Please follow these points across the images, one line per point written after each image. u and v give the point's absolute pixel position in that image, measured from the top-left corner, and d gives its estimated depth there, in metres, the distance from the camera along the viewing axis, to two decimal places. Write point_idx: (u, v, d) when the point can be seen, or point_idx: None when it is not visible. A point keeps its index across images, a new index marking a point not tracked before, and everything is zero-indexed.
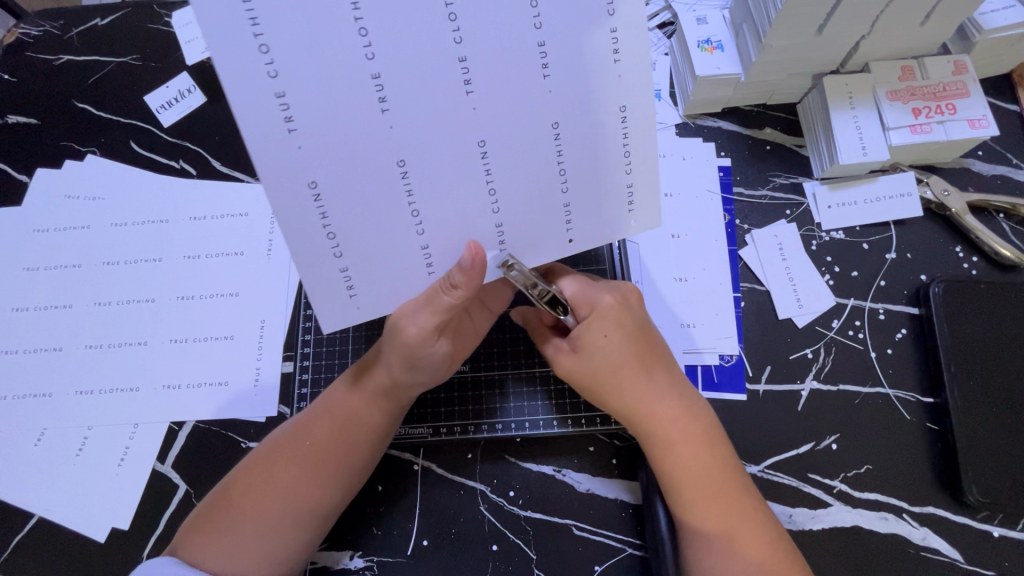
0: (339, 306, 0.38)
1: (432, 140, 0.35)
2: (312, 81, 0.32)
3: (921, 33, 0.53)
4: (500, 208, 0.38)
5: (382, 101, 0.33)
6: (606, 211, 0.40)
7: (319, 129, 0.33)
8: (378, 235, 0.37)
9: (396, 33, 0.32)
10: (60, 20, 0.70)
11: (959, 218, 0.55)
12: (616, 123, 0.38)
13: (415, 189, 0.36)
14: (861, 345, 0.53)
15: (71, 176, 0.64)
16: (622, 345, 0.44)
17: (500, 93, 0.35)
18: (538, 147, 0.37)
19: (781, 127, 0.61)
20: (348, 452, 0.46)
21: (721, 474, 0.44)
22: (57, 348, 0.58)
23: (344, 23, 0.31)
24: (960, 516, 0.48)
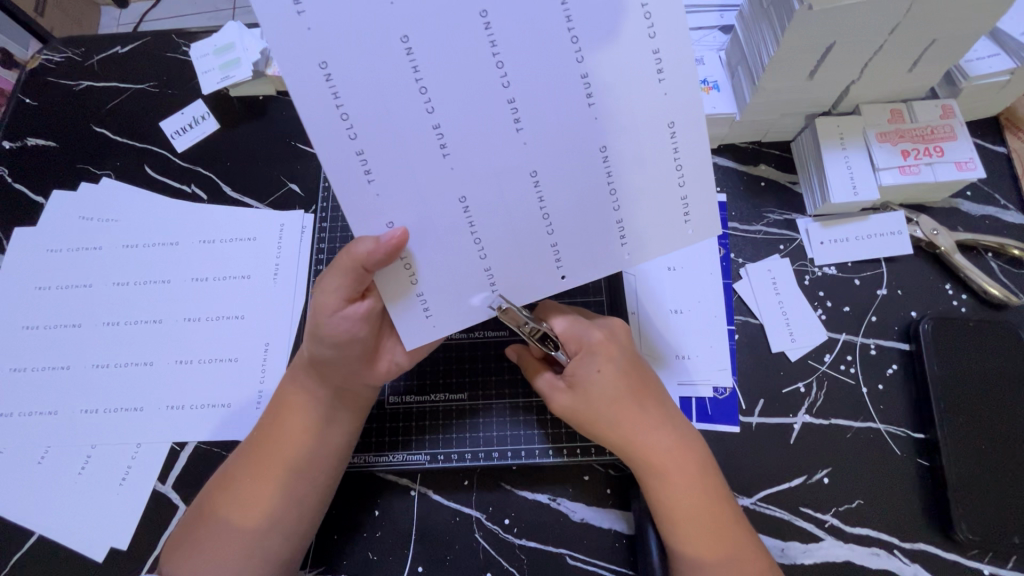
0: (417, 326, 0.41)
1: (490, 174, 0.38)
2: (383, 137, 0.37)
3: (909, 78, 0.55)
4: (555, 230, 0.40)
5: (443, 147, 0.37)
6: (662, 222, 0.41)
7: (393, 178, 0.38)
8: (448, 261, 0.40)
9: (448, 75, 0.36)
10: (81, 47, 0.73)
11: (948, 257, 0.57)
12: (668, 138, 0.38)
13: (476, 221, 0.39)
14: (853, 379, 0.54)
15: (86, 198, 0.66)
16: (615, 378, 0.46)
17: (548, 124, 0.38)
18: (590, 166, 0.39)
19: (775, 164, 0.63)
20: (297, 451, 0.47)
21: (714, 497, 0.44)
22: (65, 366, 0.59)
23: (406, 81, 0.36)
24: (951, 553, 0.49)
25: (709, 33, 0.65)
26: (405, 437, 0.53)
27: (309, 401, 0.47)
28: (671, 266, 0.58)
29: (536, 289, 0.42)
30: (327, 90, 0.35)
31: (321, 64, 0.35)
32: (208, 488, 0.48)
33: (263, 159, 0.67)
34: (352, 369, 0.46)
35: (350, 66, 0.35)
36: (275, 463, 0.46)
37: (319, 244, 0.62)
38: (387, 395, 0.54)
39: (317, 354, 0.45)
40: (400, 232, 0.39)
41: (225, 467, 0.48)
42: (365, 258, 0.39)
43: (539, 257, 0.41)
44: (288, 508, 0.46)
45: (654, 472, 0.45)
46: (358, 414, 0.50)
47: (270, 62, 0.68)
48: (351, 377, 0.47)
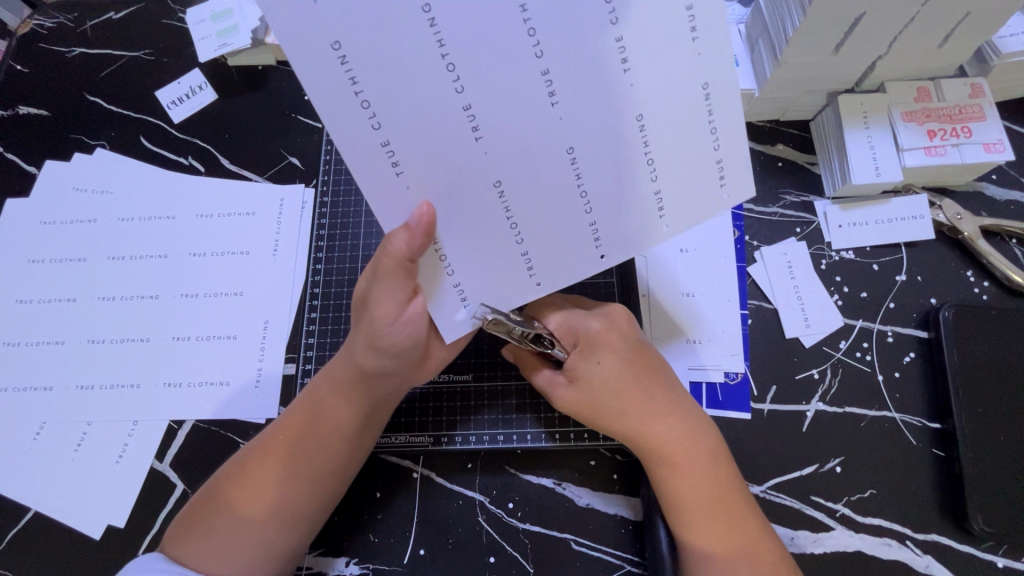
0: (455, 316, 0.40)
1: (524, 156, 0.37)
2: (410, 124, 0.35)
3: (939, 54, 0.53)
4: (593, 209, 0.38)
5: (475, 130, 0.35)
6: (698, 194, 0.39)
7: (420, 164, 0.36)
8: (483, 248, 0.39)
9: (473, 46, 0.33)
10: (73, 12, 0.71)
11: (971, 243, 0.55)
12: (702, 106, 0.36)
13: (511, 205, 0.38)
14: (868, 367, 0.53)
15: (80, 169, 0.64)
16: (618, 371, 0.44)
17: (584, 97, 0.35)
18: (629, 142, 0.37)
19: (794, 144, 0.60)
20: (326, 452, 0.46)
21: (727, 486, 0.43)
22: (59, 342, 0.58)
23: (432, 59, 0.33)
24: (964, 545, 0.48)
25: (728, 6, 0.62)
26: (408, 419, 0.51)
27: (343, 404, 0.46)
28: (684, 248, 0.56)
29: (576, 272, 0.40)
30: (344, 75, 0.33)
31: (334, 45, 0.32)
32: (216, 474, 0.47)
33: (262, 132, 0.65)
34: (404, 374, 0.46)
35: (367, 48, 0.33)
36: (299, 460, 0.45)
37: (319, 219, 0.60)
38: None
39: (369, 363, 0.44)
40: (427, 208, 0.37)
41: (237, 455, 0.47)
42: (407, 250, 0.37)
43: (576, 239, 0.39)
44: (294, 498, 0.45)
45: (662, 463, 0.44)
46: (379, 412, 0.47)
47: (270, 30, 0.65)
48: (383, 376, 0.45)
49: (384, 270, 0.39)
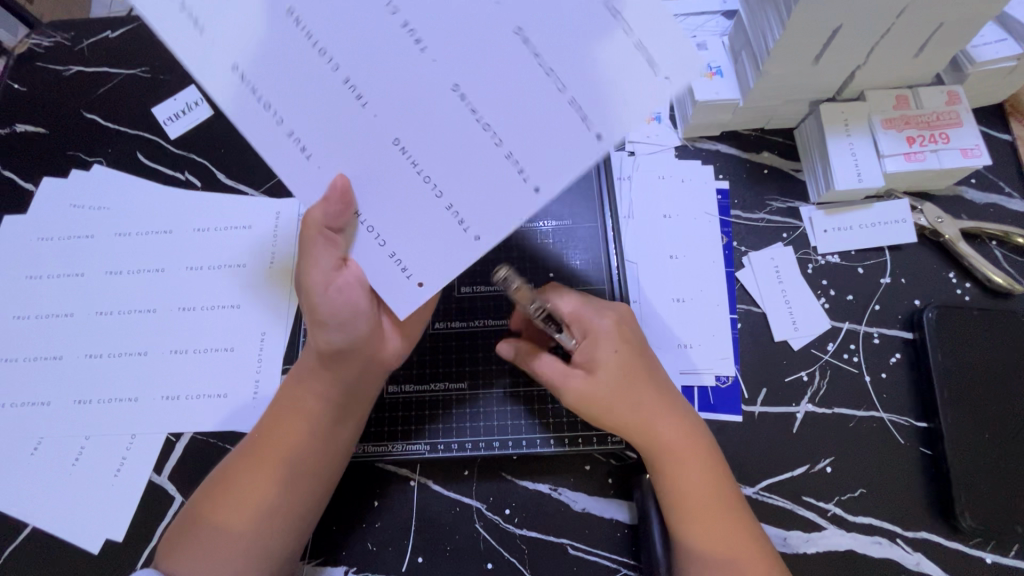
0: (398, 290, 0.36)
1: (420, 108, 0.34)
2: (318, 119, 0.36)
3: (915, 63, 0.54)
4: (502, 139, 0.33)
5: (362, 100, 0.35)
6: (631, 91, 0.32)
7: (329, 145, 0.36)
8: (410, 213, 0.36)
9: (336, 24, 0.34)
10: (71, 32, 0.72)
11: (952, 245, 0.56)
12: (592, 1, 0.32)
13: (421, 161, 0.35)
14: (856, 368, 0.54)
15: (77, 185, 0.65)
16: (630, 360, 0.46)
17: (455, 34, 0.33)
18: (522, 65, 0.33)
19: (778, 152, 0.62)
20: (315, 448, 0.46)
21: (717, 482, 0.45)
22: (56, 357, 0.58)
23: (309, 52, 0.35)
24: (953, 542, 0.49)
25: (712, 19, 0.64)
26: (405, 428, 0.52)
27: (314, 387, 0.47)
28: (673, 255, 0.58)
29: (508, 215, 0.34)
30: (252, 95, 0.35)
31: (235, 69, 0.35)
32: (207, 481, 0.47)
33: (258, 147, 0.66)
34: (361, 357, 0.46)
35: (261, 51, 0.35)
36: (286, 454, 0.46)
37: None
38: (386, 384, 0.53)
39: (325, 347, 0.45)
40: (341, 179, 0.36)
41: (227, 460, 0.47)
42: (325, 220, 0.37)
43: (495, 177, 0.34)
44: (281, 500, 0.45)
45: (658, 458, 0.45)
46: (344, 401, 0.47)
47: None
48: (336, 360, 0.45)
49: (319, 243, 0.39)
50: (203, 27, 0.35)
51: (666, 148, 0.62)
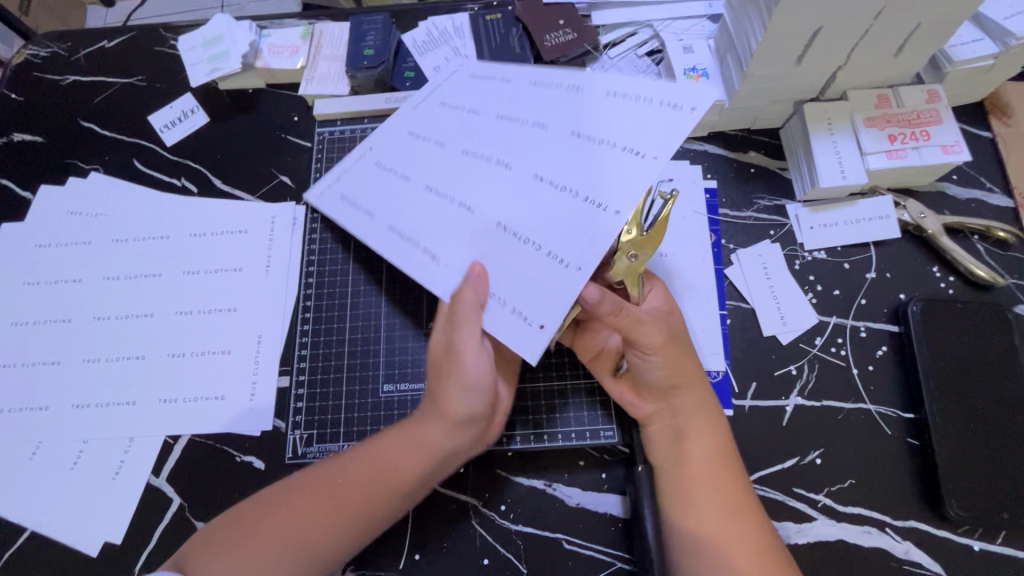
0: (524, 335, 0.41)
1: (515, 201, 0.44)
2: (444, 237, 0.45)
3: (895, 62, 0.56)
4: (580, 192, 0.41)
5: (474, 210, 0.45)
6: (666, 121, 0.40)
7: (454, 251, 0.45)
8: (523, 274, 0.42)
9: (447, 175, 0.47)
10: (67, 42, 0.73)
11: (935, 240, 0.57)
12: (616, 98, 0.43)
13: (524, 233, 0.42)
14: (843, 361, 0.55)
15: (74, 193, 0.66)
16: (687, 359, 0.47)
17: (526, 148, 0.45)
18: (581, 148, 0.43)
19: (764, 151, 0.63)
20: (385, 506, 0.46)
21: (743, 495, 0.44)
22: (55, 362, 0.59)
23: (430, 196, 0.47)
24: (941, 530, 0.49)
25: (697, 23, 0.66)
26: None
27: (420, 451, 0.46)
28: (662, 253, 0.59)
29: (601, 242, 0.40)
30: (400, 238, 0.47)
31: (391, 228, 0.48)
32: (255, 495, 0.47)
33: (254, 153, 0.67)
34: (478, 428, 0.48)
35: (388, 207, 0.49)
36: (356, 504, 0.45)
37: (311, 235, 0.62)
38: (382, 384, 0.56)
39: (452, 414, 0.46)
40: (478, 265, 0.43)
41: (281, 482, 0.47)
42: (476, 299, 0.43)
43: (583, 221, 0.41)
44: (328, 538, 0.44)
45: (683, 461, 0.46)
46: (438, 471, 0.47)
47: (260, 54, 0.68)
48: (449, 429, 0.46)
49: (463, 319, 0.43)
50: (345, 198, 0.51)
51: None
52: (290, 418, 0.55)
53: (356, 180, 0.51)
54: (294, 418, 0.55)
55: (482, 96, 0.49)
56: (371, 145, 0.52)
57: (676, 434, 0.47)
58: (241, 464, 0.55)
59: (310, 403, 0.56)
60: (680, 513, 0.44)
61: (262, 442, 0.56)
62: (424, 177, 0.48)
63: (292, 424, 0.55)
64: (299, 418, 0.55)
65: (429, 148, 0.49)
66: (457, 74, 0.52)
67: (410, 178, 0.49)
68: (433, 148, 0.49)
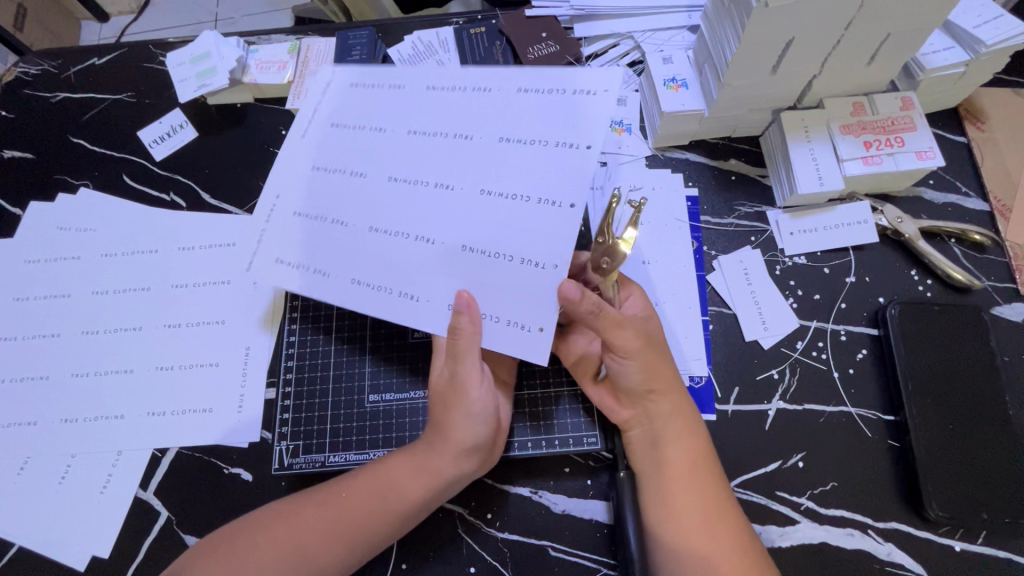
0: (533, 342, 0.42)
1: (472, 221, 0.44)
2: (410, 273, 0.45)
3: (869, 71, 0.57)
4: (530, 196, 0.42)
5: (428, 239, 0.45)
6: (595, 107, 0.42)
7: (426, 287, 0.44)
8: (508, 288, 0.43)
9: (385, 208, 0.46)
10: (57, 59, 0.74)
11: (913, 243, 0.58)
12: (529, 94, 0.44)
13: (490, 249, 0.43)
14: (824, 365, 0.56)
15: (64, 208, 0.66)
16: (665, 361, 0.47)
17: (458, 165, 0.45)
18: (514, 152, 0.43)
19: (745, 158, 0.64)
20: (383, 526, 0.46)
21: (721, 496, 0.45)
22: (43, 377, 0.59)
23: (374, 234, 0.46)
24: (922, 531, 0.50)
25: (678, 34, 0.67)
26: (385, 436, 0.55)
27: (421, 473, 0.47)
28: (645, 260, 0.59)
29: (569, 236, 0.41)
30: (364, 286, 0.46)
31: (352, 279, 0.46)
32: (251, 513, 0.48)
33: (242, 166, 0.68)
34: (483, 452, 0.48)
35: (337, 257, 0.47)
36: (355, 524, 0.46)
37: None
38: (368, 394, 0.56)
39: (455, 438, 0.46)
40: (467, 294, 0.43)
41: (277, 502, 0.48)
42: (472, 328, 0.43)
43: (548, 221, 0.42)
44: (324, 556, 0.45)
45: (661, 465, 0.46)
46: (441, 494, 0.47)
47: (248, 70, 0.68)
48: (450, 452, 0.46)
49: (464, 351, 0.44)
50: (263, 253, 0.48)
51: (637, 158, 0.65)
52: (277, 429, 0.55)
53: (283, 236, 0.48)
54: (281, 430, 0.55)
55: (388, 113, 0.47)
56: (279, 194, 0.49)
57: (653, 439, 0.47)
58: (230, 476, 0.55)
59: (297, 414, 0.56)
60: (661, 515, 0.45)
61: (251, 454, 0.56)
62: (365, 219, 0.46)
63: (278, 434, 0.55)
64: (286, 429, 0.56)
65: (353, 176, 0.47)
66: (331, 86, 0.49)
67: (349, 223, 0.46)
68: (351, 180, 0.47)
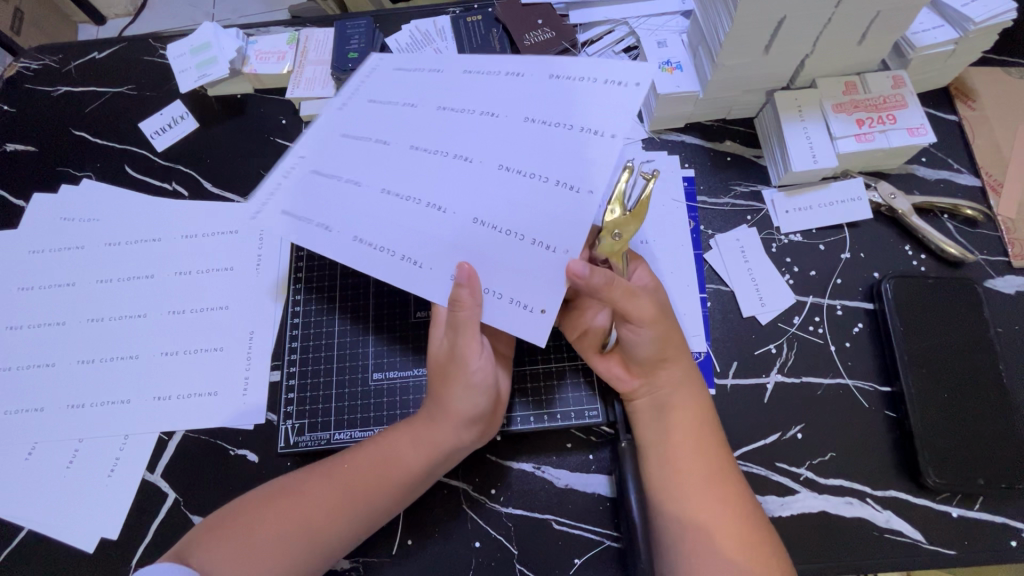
0: (535, 322, 0.43)
1: (490, 198, 0.44)
2: (416, 241, 0.45)
3: (860, 50, 0.58)
4: (547, 175, 0.43)
5: (439, 208, 0.45)
6: (618, 98, 0.43)
7: (428, 254, 0.44)
8: (517, 267, 0.43)
9: (397, 173, 0.46)
10: (59, 54, 0.74)
11: (906, 219, 0.59)
12: (559, 81, 0.45)
13: (499, 224, 0.44)
14: (821, 339, 0.56)
15: (68, 199, 0.67)
16: (674, 333, 0.48)
17: (480, 139, 0.45)
18: (535, 132, 0.44)
19: (740, 140, 0.65)
20: (387, 498, 0.47)
21: (726, 463, 0.46)
22: (50, 364, 0.60)
23: (381, 197, 0.46)
24: (920, 498, 0.51)
25: (672, 19, 0.68)
26: (389, 412, 0.56)
27: (418, 445, 0.47)
28: (644, 240, 0.60)
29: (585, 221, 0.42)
30: (365, 247, 0.45)
31: (355, 238, 0.45)
32: (256, 491, 0.48)
33: (243, 155, 0.68)
34: (482, 421, 0.49)
35: (346, 218, 0.46)
36: (358, 499, 0.46)
37: None
38: (371, 372, 0.57)
39: (452, 410, 0.47)
40: (467, 265, 0.43)
41: (281, 481, 0.48)
42: (473, 301, 0.43)
43: (560, 204, 0.42)
44: (329, 531, 0.45)
45: (665, 439, 0.47)
46: (442, 463, 0.48)
47: (248, 60, 0.69)
48: (450, 423, 0.47)
49: (464, 323, 0.44)
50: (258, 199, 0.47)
51: (634, 142, 0.66)
52: (283, 409, 0.56)
53: (295, 178, 0.47)
54: (287, 410, 0.56)
55: (417, 92, 0.49)
56: (297, 149, 0.48)
57: (660, 407, 0.48)
58: (236, 457, 0.56)
59: (302, 395, 0.57)
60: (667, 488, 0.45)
61: (257, 436, 0.57)
62: (376, 180, 0.46)
63: (284, 414, 0.56)
64: (292, 408, 0.56)
65: (376, 148, 0.47)
66: (377, 74, 0.51)
67: (361, 183, 0.46)
68: (371, 145, 0.47)
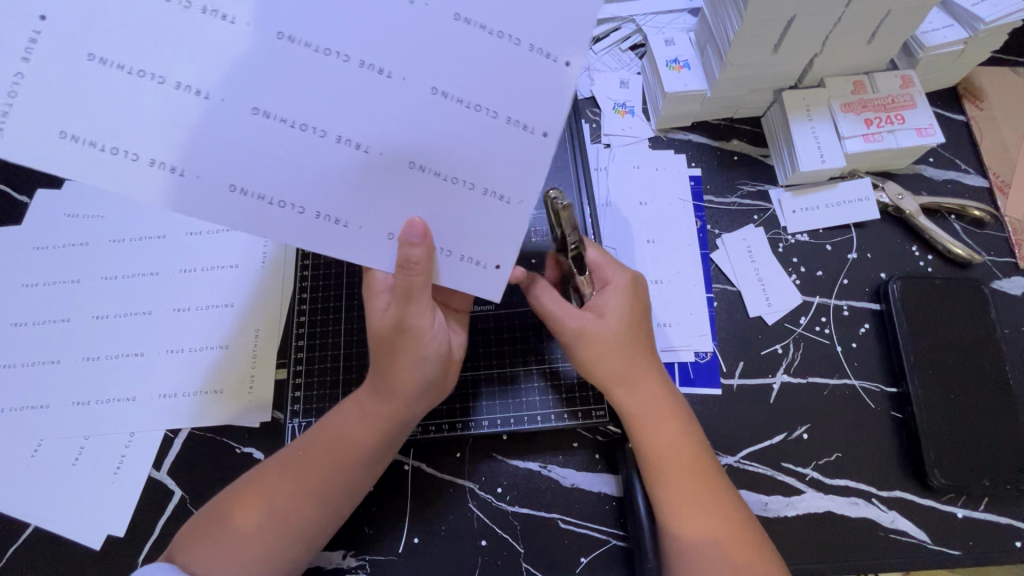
0: (489, 278, 0.41)
1: (421, 133, 0.37)
2: (335, 191, 0.38)
3: (870, 49, 0.57)
4: (495, 110, 0.37)
5: (359, 144, 0.37)
6: None
7: (358, 207, 0.39)
8: (463, 218, 0.40)
9: (282, 82, 0.36)
10: None
11: (914, 220, 0.59)
12: None
13: (438, 169, 0.38)
14: (828, 339, 0.56)
15: (69, 195, 0.66)
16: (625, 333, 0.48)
17: (394, 41, 0.36)
18: (479, 43, 0.36)
19: (747, 139, 0.65)
20: (351, 480, 0.47)
21: (701, 459, 0.46)
22: (55, 361, 0.59)
23: (274, 124, 0.36)
24: (926, 499, 0.51)
25: (679, 16, 0.68)
26: None
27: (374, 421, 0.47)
28: (650, 239, 0.61)
29: (537, 167, 0.38)
30: (256, 198, 0.38)
31: (232, 185, 0.37)
32: (227, 489, 0.47)
33: None
34: (436, 385, 0.48)
35: (197, 143, 0.36)
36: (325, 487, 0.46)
37: None
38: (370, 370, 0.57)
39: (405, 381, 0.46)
40: (417, 220, 0.39)
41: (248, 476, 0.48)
42: (427, 260, 0.39)
43: (513, 146, 0.38)
44: (300, 523, 0.45)
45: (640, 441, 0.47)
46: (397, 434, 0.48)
47: None
48: (407, 394, 0.46)
49: (416, 288, 0.41)
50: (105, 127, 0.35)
51: (640, 140, 0.65)
52: (289, 408, 0.56)
53: None
54: (293, 408, 0.56)
55: None
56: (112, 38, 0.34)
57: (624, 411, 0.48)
58: (243, 455, 0.56)
59: (308, 393, 0.57)
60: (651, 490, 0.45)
61: (263, 434, 0.57)
62: (241, 95, 0.36)
63: (290, 412, 0.56)
64: (297, 407, 0.56)
65: (225, 27, 0.34)
66: None
67: (212, 96, 0.36)
68: (183, 17, 0.35)
